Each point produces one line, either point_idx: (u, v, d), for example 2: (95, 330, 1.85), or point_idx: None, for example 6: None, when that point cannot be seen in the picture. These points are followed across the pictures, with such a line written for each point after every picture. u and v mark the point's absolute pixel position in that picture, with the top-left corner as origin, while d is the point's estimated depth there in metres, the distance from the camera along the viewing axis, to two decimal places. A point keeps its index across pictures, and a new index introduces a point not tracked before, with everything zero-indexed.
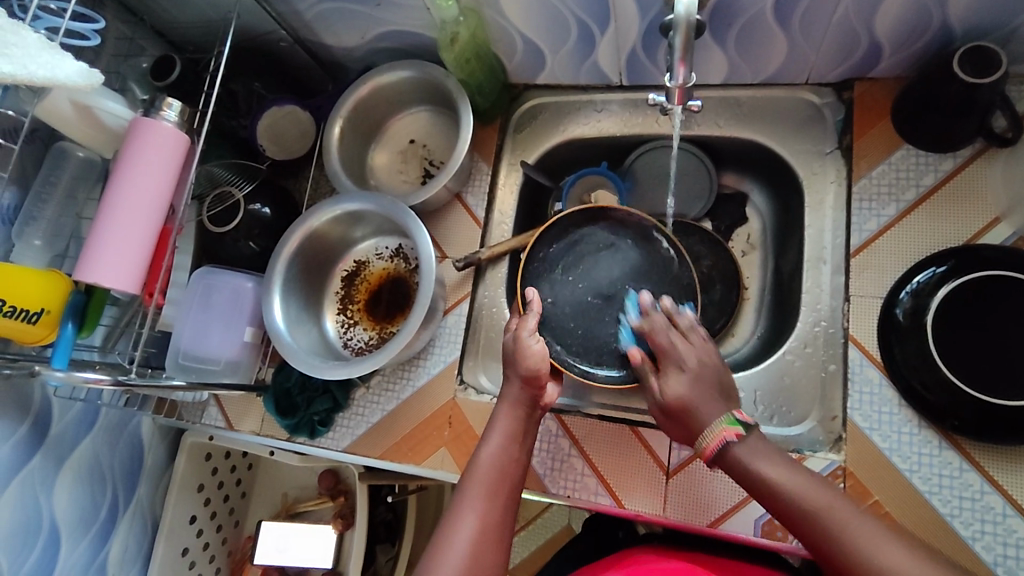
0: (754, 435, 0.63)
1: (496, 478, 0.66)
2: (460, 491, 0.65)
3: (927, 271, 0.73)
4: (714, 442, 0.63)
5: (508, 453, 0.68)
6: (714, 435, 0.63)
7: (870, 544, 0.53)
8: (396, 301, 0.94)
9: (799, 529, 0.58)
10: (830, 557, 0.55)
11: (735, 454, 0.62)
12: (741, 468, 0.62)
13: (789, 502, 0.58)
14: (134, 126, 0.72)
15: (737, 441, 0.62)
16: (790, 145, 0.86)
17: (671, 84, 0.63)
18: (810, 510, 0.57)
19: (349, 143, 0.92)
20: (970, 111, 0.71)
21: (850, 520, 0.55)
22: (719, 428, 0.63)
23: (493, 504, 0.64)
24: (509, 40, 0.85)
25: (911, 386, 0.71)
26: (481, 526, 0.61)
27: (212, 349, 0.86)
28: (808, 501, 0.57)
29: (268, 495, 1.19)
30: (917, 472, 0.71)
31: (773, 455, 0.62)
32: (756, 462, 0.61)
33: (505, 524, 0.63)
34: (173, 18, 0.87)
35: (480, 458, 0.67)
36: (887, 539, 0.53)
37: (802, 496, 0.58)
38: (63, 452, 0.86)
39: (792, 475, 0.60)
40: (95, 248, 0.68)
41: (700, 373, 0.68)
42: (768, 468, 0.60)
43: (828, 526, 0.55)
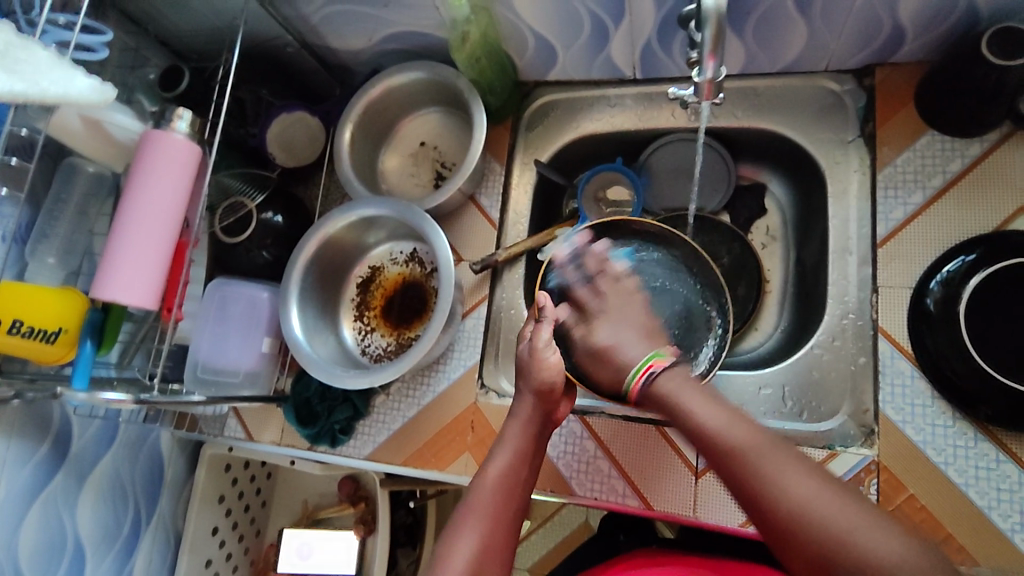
0: (677, 371, 0.64)
1: (501, 500, 0.64)
2: (461, 511, 0.64)
3: (956, 260, 0.71)
4: (641, 377, 0.64)
5: (515, 473, 0.66)
6: (636, 376, 0.64)
7: (782, 479, 0.52)
8: (413, 306, 0.92)
9: (718, 468, 0.57)
10: (750, 492, 0.53)
11: (661, 389, 0.63)
12: (669, 404, 0.62)
13: (708, 435, 0.58)
14: (145, 139, 0.70)
15: (664, 373, 0.64)
16: (810, 134, 0.85)
17: (699, 78, 0.63)
18: (732, 446, 0.56)
19: (360, 147, 0.91)
20: (998, 95, 0.69)
21: (765, 456, 0.54)
22: (641, 364, 0.65)
23: (496, 525, 0.62)
24: (520, 36, 0.84)
25: (945, 378, 0.69)
26: (483, 546, 0.60)
27: (230, 360, 0.85)
28: (729, 437, 0.56)
29: (287, 504, 1.18)
30: (952, 464, 0.69)
31: (698, 390, 0.62)
32: (682, 396, 0.61)
33: (506, 547, 0.62)
34: (177, 26, 0.86)
35: (483, 477, 0.66)
36: (804, 472, 0.53)
37: (724, 432, 0.57)
38: (85, 470, 0.85)
39: (713, 409, 0.59)
40: (110, 264, 0.67)
41: (622, 316, 0.73)
42: (693, 401, 0.60)
43: (744, 459, 0.54)
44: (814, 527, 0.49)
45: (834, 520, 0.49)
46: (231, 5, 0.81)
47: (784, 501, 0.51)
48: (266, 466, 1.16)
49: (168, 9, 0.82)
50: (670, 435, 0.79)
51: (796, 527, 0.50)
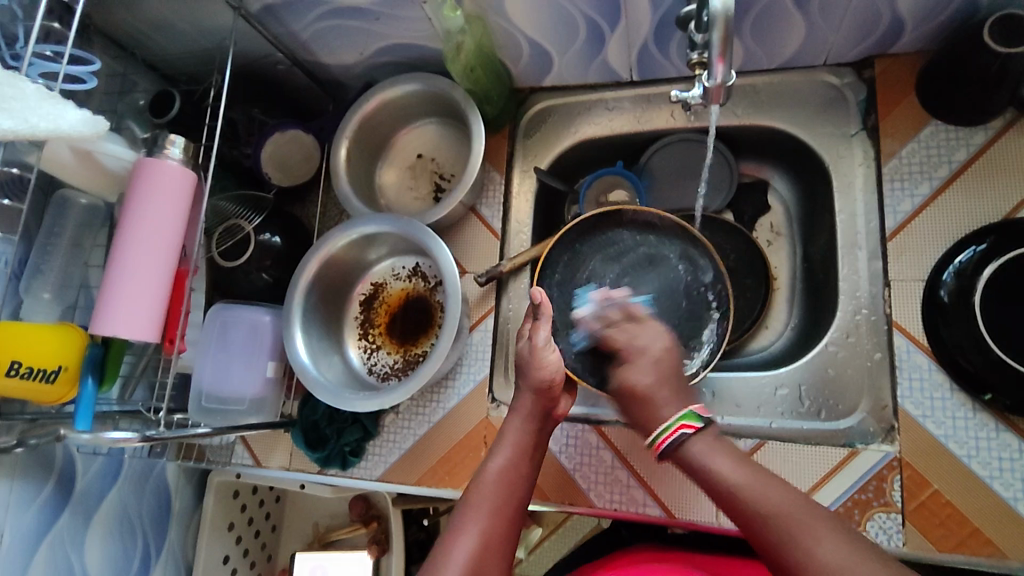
0: (711, 429, 0.61)
1: (502, 494, 0.63)
2: (462, 505, 0.62)
3: (968, 250, 0.71)
4: (667, 436, 0.61)
5: (515, 470, 0.65)
6: (666, 431, 0.61)
7: (814, 541, 0.49)
8: (418, 322, 0.91)
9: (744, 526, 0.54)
10: (773, 552, 0.51)
11: (686, 448, 0.60)
12: (689, 461, 0.60)
13: (737, 498, 0.55)
14: (138, 167, 0.69)
15: (692, 434, 0.60)
16: (812, 129, 0.84)
17: (709, 82, 0.61)
18: (763, 510, 0.53)
19: (357, 163, 0.90)
20: (1002, 82, 0.69)
21: (798, 521, 0.51)
22: (672, 422, 0.61)
23: (498, 520, 0.61)
24: (515, 44, 0.83)
25: (964, 370, 0.69)
26: (483, 539, 0.58)
27: (234, 388, 0.83)
28: (759, 501, 0.53)
29: (298, 525, 1.16)
30: (975, 457, 0.68)
31: (724, 449, 0.59)
32: (710, 456, 0.58)
33: (506, 543, 0.60)
34: (165, 49, 0.84)
35: (486, 472, 0.65)
36: (835, 535, 0.49)
37: (757, 496, 0.54)
38: (91, 508, 0.83)
39: (739, 468, 0.56)
40: (108, 297, 0.66)
41: (660, 357, 0.68)
42: (718, 460, 0.58)
43: (773, 523, 0.52)
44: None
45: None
46: (219, 25, 0.79)
47: (821, 569, 0.48)
48: (275, 490, 1.14)
49: (155, 33, 0.80)
50: None
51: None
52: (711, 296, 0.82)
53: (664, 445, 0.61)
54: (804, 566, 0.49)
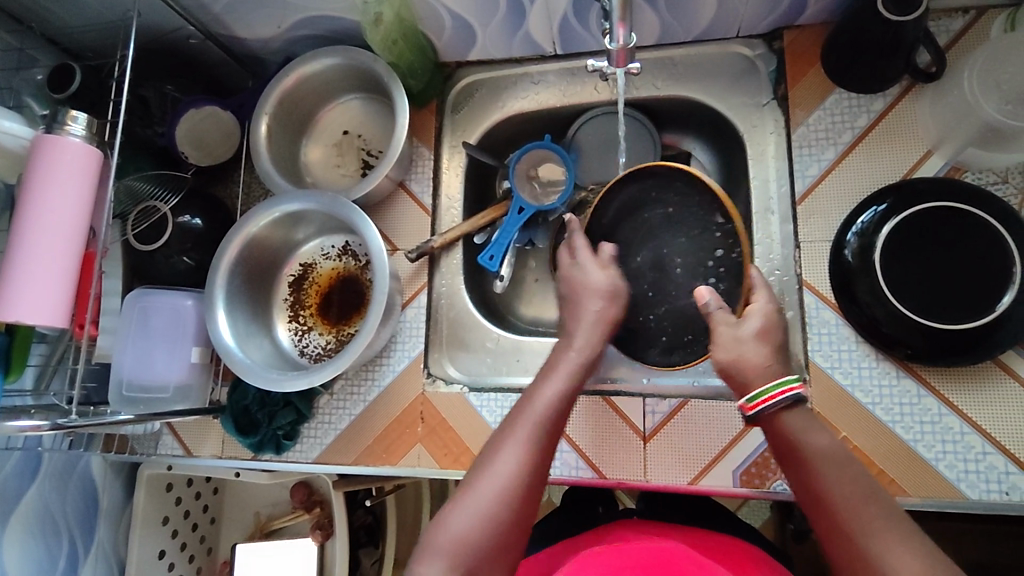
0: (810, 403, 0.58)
1: (551, 415, 0.60)
2: (509, 423, 0.60)
3: (870, 211, 0.75)
4: (770, 399, 0.57)
5: (567, 397, 0.62)
6: (766, 395, 0.57)
7: (871, 533, 0.48)
8: (350, 301, 0.90)
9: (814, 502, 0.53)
10: (836, 541, 0.50)
11: (785, 422, 0.57)
12: (782, 434, 0.57)
13: (826, 485, 0.52)
14: (36, 145, 0.65)
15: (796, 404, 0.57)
16: (727, 99, 0.87)
17: (611, 45, 0.63)
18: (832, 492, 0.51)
19: (278, 140, 0.87)
20: (896, 50, 0.73)
21: (864, 505, 0.49)
22: (775, 385, 0.57)
23: (542, 445, 0.58)
24: (436, 17, 0.82)
25: (866, 322, 0.73)
26: (527, 456, 0.56)
27: (158, 375, 0.80)
28: (842, 508, 0.50)
29: (238, 517, 1.12)
30: (879, 403, 0.73)
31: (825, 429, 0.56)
32: (807, 437, 0.55)
33: (546, 460, 0.58)
34: (66, 23, 0.80)
35: (535, 395, 0.61)
36: (899, 539, 0.47)
37: (829, 475, 0.52)
38: (7, 507, 0.79)
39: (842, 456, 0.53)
40: (6, 283, 0.63)
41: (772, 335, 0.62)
42: (816, 438, 0.55)
43: (841, 510, 0.50)
44: None
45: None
46: None
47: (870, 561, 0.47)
48: (212, 481, 1.10)
49: (52, 5, 0.76)
50: (616, 404, 0.80)
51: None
52: (720, 252, 0.71)
53: (761, 410, 0.57)
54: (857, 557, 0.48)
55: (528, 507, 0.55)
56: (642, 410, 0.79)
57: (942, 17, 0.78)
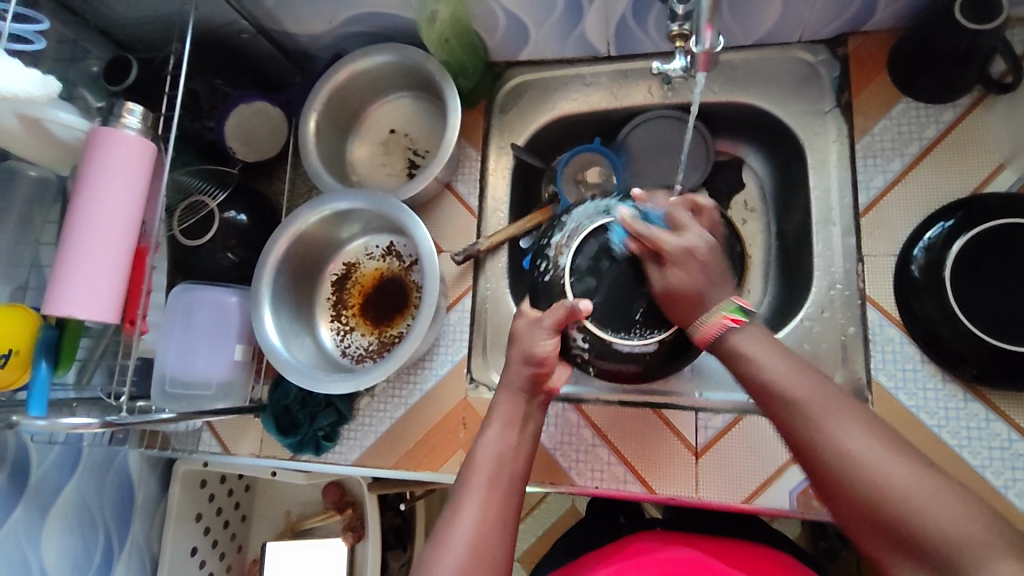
0: (756, 324, 0.58)
1: (498, 465, 0.60)
2: (460, 477, 0.60)
3: (937, 226, 0.72)
4: (713, 327, 0.59)
5: (514, 444, 0.62)
6: (710, 321, 0.60)
7: (837, 427, 0.48)
8: (392, 302, 0.89)
9: (775, 413, 0.52)
10: (802, 443, 0.50)
11: (736, 343, 0.57)
12: (736, 355, 0.57)
13: (783, 391, 0.52)
14: (91, 137, 0.64)
15: (738, 329, 0.58)
16: (786, 106, 0.84)
17: (696, 47, 0.61)
18: (793, 397, 0.51)
19: (326, 137, 0.86)
20: (971, 59, 0.70)
21: (827, 405, 0.49)
22: (714, 313, 0.60)
23: (496, 496, 0.58)
24: (491, 15, 0.81)
25: (934, 342, 0.70)
26: (484, 507, 0.56)
27: (201, 372, 0.79)
28: (806, 410, 0.50)
29: (268, 515, 1.12)
30: (945, 426, 0.70)
31: (770, 346, 0.56)
32: (754, 353, 0.55)
33: (511, 511, 0.58)
34: (119, 14, 0.79)
35: (481, 447, 0.62)
36: (863, 428, 0.47)
37: (786, 381, 0.52)
38: (47, 499, 0.79)
39: (788, 367, 0.53)
40: (60, 277, 0.62)
41: (693, 262, 0.63)
42: (766, 355, 0.55)
43: (807, 411, 0.50)
44: (878, 491, 0.44)
45: (891, 480, 0.44)
46: None
47: (841, 457, 0.47)
48: (244, 478, 1.10)
49: None
50: (667, 417, 0.78)
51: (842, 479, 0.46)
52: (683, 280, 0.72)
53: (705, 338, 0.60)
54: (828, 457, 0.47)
55: (500, 557, 0.54)
56: (693, 425, 0.77)
57: (1018, 26, 0.75)
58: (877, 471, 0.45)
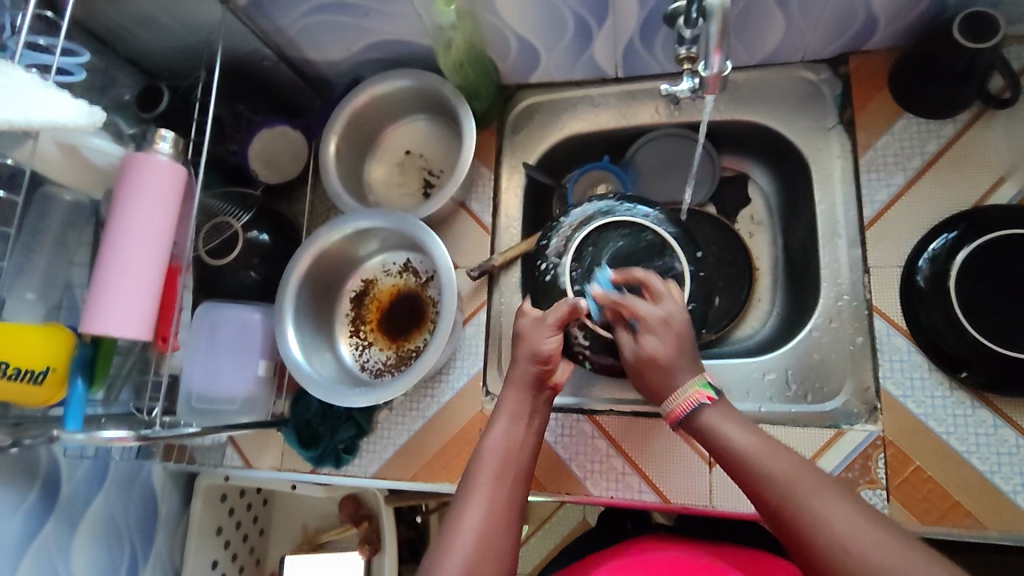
0: (721, 398, 0.62)
1: (502, 463, 0.63)
2: (467, 478, 0.62)
3: (941, 238, 0.74)
4: (684, 405, 0.62)
5: (516, 440, 0.65)
6: (683, 397, 0.62)
7: (816, 505, 0.51)
8: (410, 317, 0.91)
9: (753, 491, 0.55)
10: (783, 521, 0.52)
11: (706, 421, 0.61)
12: (711, 436, 0.60)
13: (757, 469, 0.55)
14: (126, 162, 0.67)
15: (709, 404, 0.61)
16: (791, 123, 0.87)
17: (705, 72, 0.63)
18: (768, 475, 0.54)
19: (345, 158, 0.90)
20: (970, 77, 0.72)
21: (803, 484, 0.52)
22: (686, 391, 0.63)
23: (501, 493, 0.61)
24: (503, 41, 0.84)
25: (941, 351, 0.72)
26: (491, 506, 0.59)
27: (225, 388, 0.81)
28: (783, 488, 0.53)
29: (285, 529, 1.13)
30: (954, 433, 0.71)
31: (743, 425, 0.60)
32: (725, 431, 0.59)
33: (514, 509, 0.60)
34: (147, 44, 0.83)
35: (486, 443, 0.65)
36: (841, 503, 0.51)
37: (760, 458, 0.56)
38: (76, 513, 0.81)
39: (764, 449, 0.56)
40: (97, 297, 0.64)
41: (670, 326, 0.66)
42: (740, 435, 0.58)
43: (786, 490, 0.53)
44: (860, 568, 0.47)
45: (872, 557, 0.47)
46: (206, 21, 0.78)
47: (823, 534, 0.49)
48: (262, 492, 1.12)
49: (138, 29, 0.79)
50: None
51: (826, 557, 0.49)
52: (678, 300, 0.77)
53: (680, 414, 0.62)
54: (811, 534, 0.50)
55: (503, 553, 0.57)
56: None
57: (1016, 44, 0.77)
58: (857, 546, 0.48)
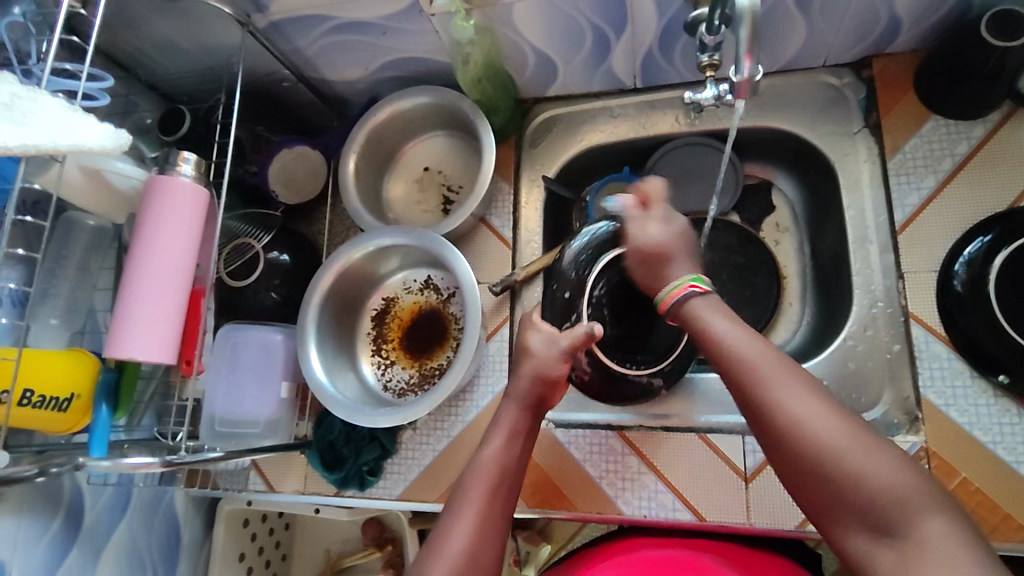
0: (711, 293, 0.60)
1: (496, 476, 0.60)
2: (460, 488, 0.60)
3: (975, 241, 0.72)
4: (676, 294, 0.59)
5: (512, 456, 0.62)
6: (677, 286, 0.60)
7: (783, 390, 0.50)
8: (432, 335, 0.90)
9: (724, 372, 0.54)
10: (748, 401, 0.52)
11: (692, 309, 0.58)
12: (694, 321, 0.57)
13: (732, 352, 0.53)
14: (149, 185, 0.67)
15: (702, 294, 0.59)
16: (815, 128, 0.86)
17: (735, 77, 0.61)
18: (741, 359, 0.53)
19: (364, 176, 0.89)
20: (1000, 76, 0.71)
21: (772, 370, 0.51)
22: (680, 282, 0.60)
23: (492, 506, 0.58)
24: (520, 55, 0.83)
25: (983, 359, 0.69)
26: (479, 523, 0.56)
27: (248, 411, 0.80)
28: (754, 373, 0.51)
29: (309, 554, 1.11)
30: (1000, 442, 0.68)
31: (724, 312, 0.57)
32: (706, 318, 0.56)
33: (501, 523, 0.58)
34: (165, 69, 0.83)
35: (481, 458, 0.62)
36: (804, 391, 0.50)
37: (735, 344, 0.54)
38: (99, 543, 0.79)
39: (739, 331, 0.55)
40: (121, 321, 0.64)
41: (675, 233, 0.65)
42: (720, 321, 0.56)
43: (754, 374, 0.51)
44: (818, 451, 0.47)
45: (828, 437, 0.47)
46: (225, 44, 0.79)
47: (785, 420, 0.49)
48: (284, 517, 1.10)
49: (158, 54, 0.80)
50: (714, 443, 0.77)
51: (783, 435, 0.49)
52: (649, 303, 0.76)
53: (672, 301, 0.60)
54: (773, 418, 0.49)
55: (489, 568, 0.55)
56: (741, 449, 0.76)
57: None
58: (815, 431, 0.48)
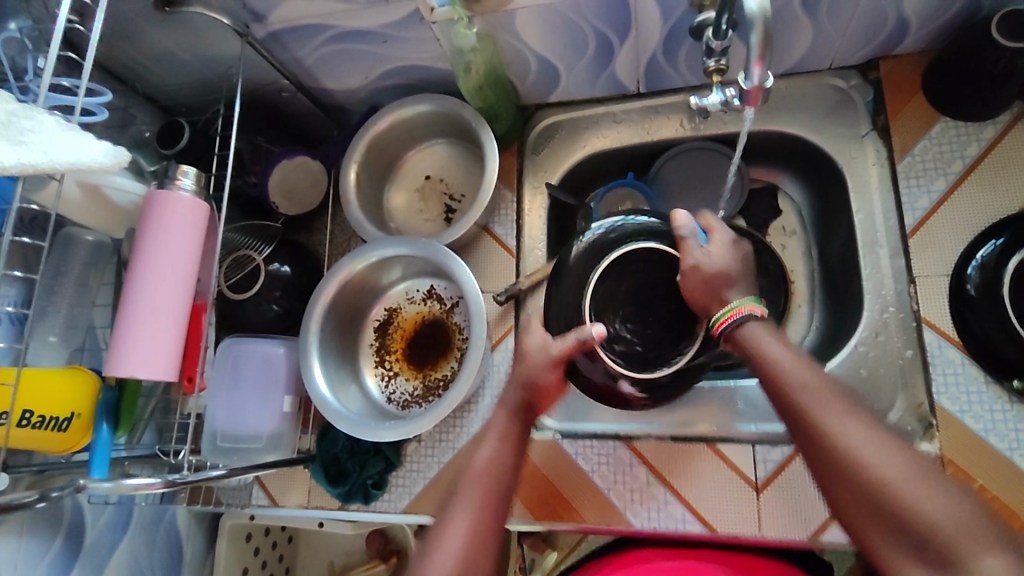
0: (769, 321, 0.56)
1: (492, 478, 0.57)
2: (455, 494, 0.57)
3: (988, 245, 0.71)
4: (726, 317, 0.56)
5: (510, 455, 0.60)
6: (730, 310, 0.56)
7: (840, 424, 0.47)
8: (436, 345, 0.89)
9: (777, 402, 0.51)
10: (803, 433, 0.48)
11: (745, 333, 0.55)
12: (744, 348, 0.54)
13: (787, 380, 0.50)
14: (148, 201, 0.66)
15: (756, 318, 0.55)
16: (821, 131, 0.85)
17: (745, 84, 0.60)
18: (795, 387, 0.50)
19: (365, 186, 0.88)
20: (1011, 78, 0.69)
21: (827, 401, 0.48)
22: (735, 304, 0.57)
23: (488, 510, 0.56)
24: (523, 61, 0.82)
25: (999, 364, 0.68)
26: (474, 529, 0.54)
27: (251, 426, 0.79)
28: (810, 405, 0.48)
29: (313, 568, 1.10)
30: (1018, 449, 0.67)
31: (781, 340, 0.54)
32: (762, 344, 0.53)
33: (498, 527, 0.56)
34: (162, 80, 0.82)
35: (479, 456, 0.60)
36: (863, 426, 0.46)
37: (789, 372, 0.50)
38: (100, 562, 0.78)
39: (796, 358, 0.51)
40: (121, 339, 0.63)
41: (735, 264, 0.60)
42: (776, 347, 0.52)
43: (804, 407, 0.49)
44: (875, 487, 0.44)
45: (888, 473, 0.44)
46: (223, 54, 0.78)
47: (837, 455, 0.46)
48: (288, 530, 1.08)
49: (155, 65, 0.79)
50: (725, 453, 0.76)
51: (839, 469, 0.45)
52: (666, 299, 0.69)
53: (724, 325, 0.56)
54: (824, 453, 0.47)
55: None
56: (751, 458, 0.75)
57: None
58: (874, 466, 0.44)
